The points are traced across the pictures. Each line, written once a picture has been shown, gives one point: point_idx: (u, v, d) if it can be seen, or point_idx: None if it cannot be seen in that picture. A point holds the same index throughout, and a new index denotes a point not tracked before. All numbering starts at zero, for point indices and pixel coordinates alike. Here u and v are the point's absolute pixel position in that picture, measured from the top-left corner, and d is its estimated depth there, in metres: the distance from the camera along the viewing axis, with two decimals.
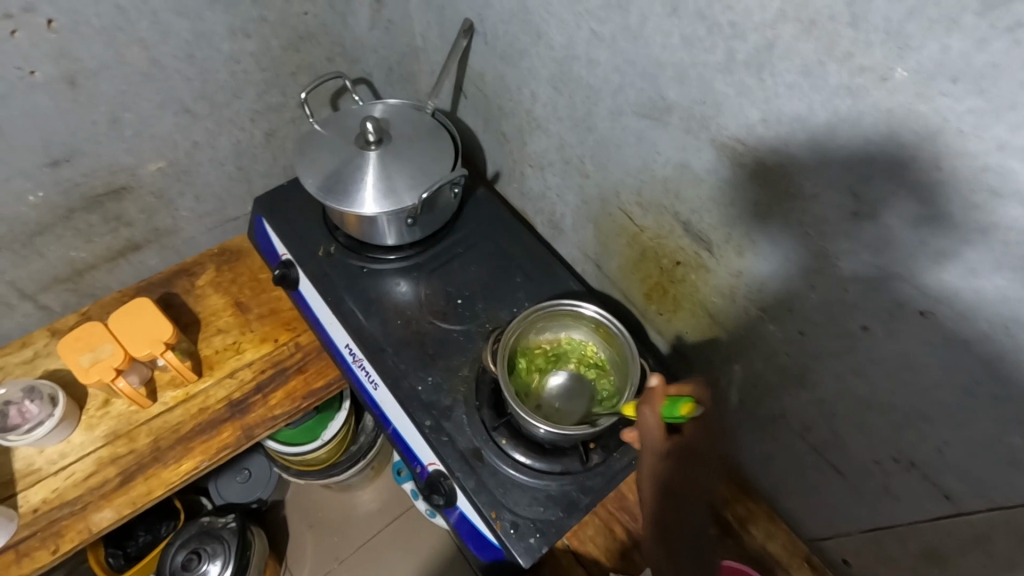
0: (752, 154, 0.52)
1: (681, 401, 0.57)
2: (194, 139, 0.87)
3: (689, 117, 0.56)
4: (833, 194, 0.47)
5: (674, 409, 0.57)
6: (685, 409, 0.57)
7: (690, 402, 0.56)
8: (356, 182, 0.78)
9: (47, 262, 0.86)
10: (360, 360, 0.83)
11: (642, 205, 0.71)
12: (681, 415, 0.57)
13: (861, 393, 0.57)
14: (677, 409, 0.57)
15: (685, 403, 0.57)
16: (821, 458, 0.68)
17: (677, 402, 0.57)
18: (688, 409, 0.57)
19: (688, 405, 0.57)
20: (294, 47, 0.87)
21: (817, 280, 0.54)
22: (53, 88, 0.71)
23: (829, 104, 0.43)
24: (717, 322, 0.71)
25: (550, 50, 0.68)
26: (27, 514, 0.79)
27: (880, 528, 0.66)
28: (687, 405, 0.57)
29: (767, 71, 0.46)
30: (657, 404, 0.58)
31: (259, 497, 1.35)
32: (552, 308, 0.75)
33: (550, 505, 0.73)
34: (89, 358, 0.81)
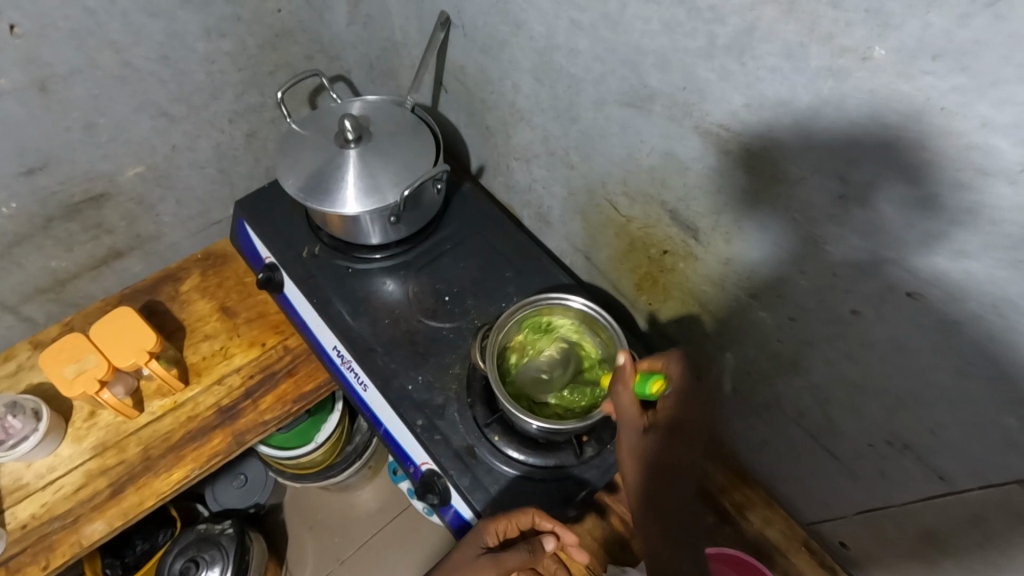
0: (737, 141, 0.51)
1: (652, 378, 0.63)
2: (172, 142, 0.85)
3: (672, 104, 0.55)
4: (820, 176, 0.46)
5: (645, 385, 0.63)
6: (657, 386, 0.63)
7: (660, 378, 0.62)
8: (338, 181, 0.77)
9: (27, 273, 0.85)
10: (350, 362, 0.83)
11: (628, 195, 0.70)
12: (651, 391, 0.62)
13: (853, 377, 0.57)
14: (647, 385, 0.63)
15: (655, 378, 0.62)
16: (817, 443, 0.68)
17: (649, 378, 0.63)
18: (658, 385, 0.62)
19: (658, 381, 0.62)
20: (271, 46, 0.85)
21: (807, 265, 0.53)
22: (24, 96, 0.69)
23: (811, 86, 0.42)
24: (708, 311, 0.70)
25: (531, 40, 0.67)
26: (16, 530, 0.78)
27: (876, 510, 0.66)
28: (658, 382, 0.62)
29: (748, 56, 0.45)
30: (629, 382, 0.63)
31: (256, 502, 1.35)
32: (541, 302, 0.75)
33: (546, 499, 0.73)
34: (72, 369, 0.79)
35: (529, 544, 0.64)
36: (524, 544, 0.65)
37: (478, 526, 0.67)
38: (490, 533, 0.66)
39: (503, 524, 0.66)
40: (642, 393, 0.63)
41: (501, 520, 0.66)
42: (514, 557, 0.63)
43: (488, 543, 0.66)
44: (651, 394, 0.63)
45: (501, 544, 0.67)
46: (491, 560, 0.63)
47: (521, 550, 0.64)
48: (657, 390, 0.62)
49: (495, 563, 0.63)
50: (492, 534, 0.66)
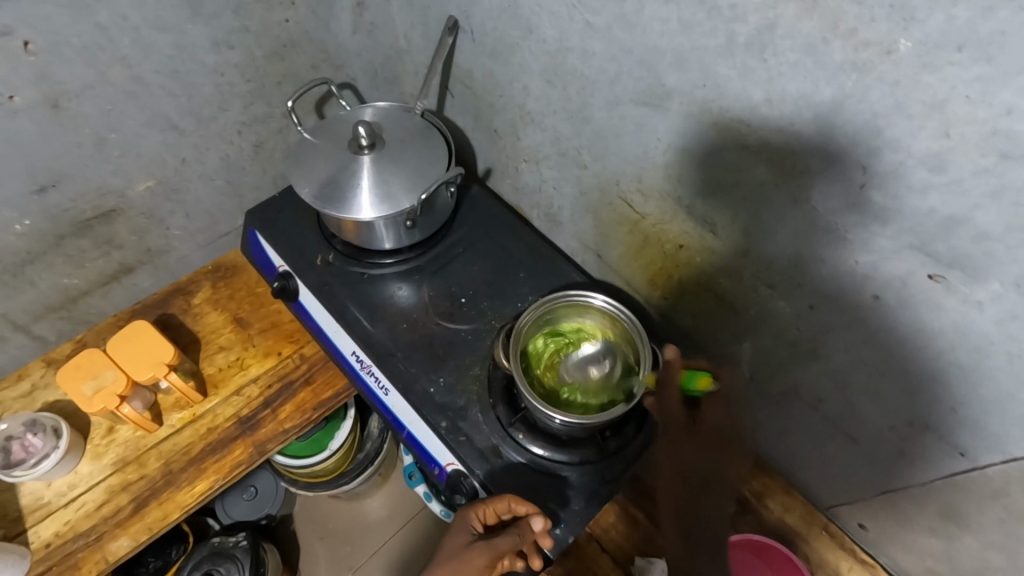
0: (756, 135, 0.53)
1: (698, 376, 0.71)
2: (182, 155, 0.85)
3: (689, 102, 0.56)
4: (841, 166, 0.48)
5: (693, 380, 0.71)
6: (702, 382, 0.71)
7: (707, 375, 0.71)
8: (353, 189, 0.78)
9: (38, 291, 0.84)
10: (370, 368, 0.83)
11: (643, 192, 0.71)
12: (697, 387, 0.71)
13: (873, 361, 0.58)
14: (695, 382, 0.71)
15: (702, 376, 0.71)
16: (836, 428, 0.69)
17: (696, 376, 0.71)
18: (704, 382, 0.71)
19: (705, 378, 0.71)
20: (278, 56, 0.86)
21: (826, 254, 0.55)
22: (36, 113, 0.69)
23: (833, 80, 0.44)
24: (724, 303, 0.72)
25: (543, 44, 0.68)
26: (39, 550, 0.77)
27: (895, 491, 0.68)
28: (703, 379, 0.71)
29: (769, 52, 0.47)
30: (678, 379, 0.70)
31: (268, 514, 1.34)
32: (562, 301, 0.76)
33: (571, 495, 0.74)
34: (91, 387, 0.79)
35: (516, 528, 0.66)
36: (512, 529, 0.67)
37: (461, 516, 0.69)
38: (473, 520, 0.68)
39: (485, 510, 0.68)
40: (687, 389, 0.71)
41: (481, 507, 0.68)
42: (503, 540, 0.65)
43: (475, 530, 0.68)
44: (697, 391, 0.71)
45: (487, 530, 0.69)
46: (479, 545, 0.65)
47: (509, 534, 0.66)
48: (705, 386, 0.70)
49: (488, 547, 0.65)
50: (476, 521, 0.68)
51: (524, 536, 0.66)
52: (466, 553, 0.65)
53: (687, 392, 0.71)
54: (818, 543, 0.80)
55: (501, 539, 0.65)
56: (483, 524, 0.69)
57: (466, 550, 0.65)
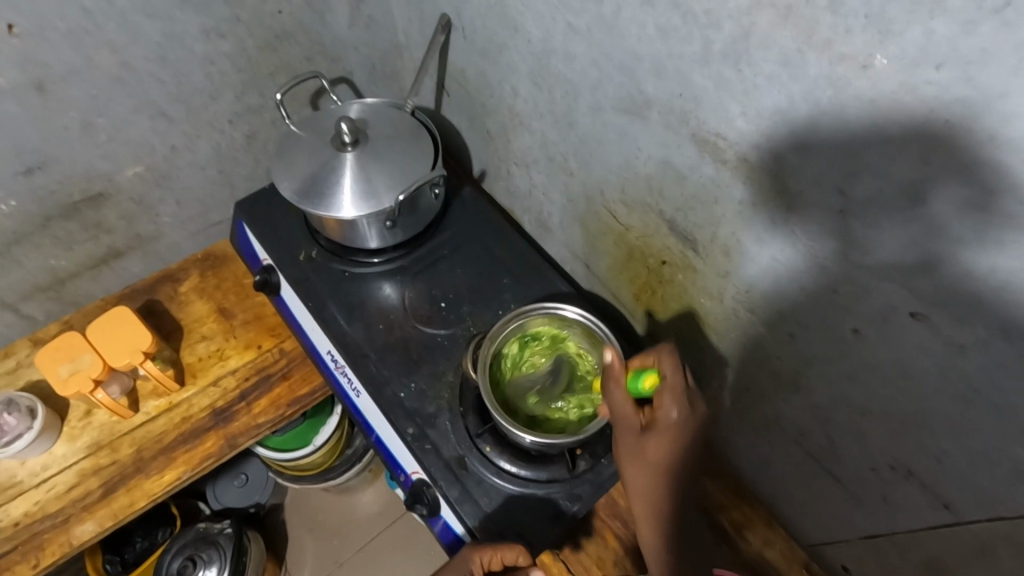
0: (735, 150, 0.49)
1: (645, 373, 0.58)
2: (172, 143, 0.85)
3: (668, 112, 0.53)
4: (818, 189, 0.44)
5: (638, 381, 0.58)
6: (650, 381, 0.57)
7: (653, 372, 0.57)
8: (333, 185, 0.76)
9: (26, 271, 0.85)
10: (343, 367, 0.82)
11: (626, 203, 0.68)
12: (644, 388, 0.57)
13: (855, 398, 0.54)
14: (641, 381, 0.58)
15: (649, 373, 0.57)
16: (818, 464, 0.65)
17: (642, 375, 0.58)
18: (650, 381, 0.57)
19: (651, 376, 0.57)
20: (270, 47, 0.85)
21: (807, 281, 0.51)
22: (21, 95, 0.69)
23: (810, 95, 0.40)
24: (706, 324, 0.68)
25: (529, 44, 0.66)
26: (8, 528, 0.78)
27: (879, 536, 0.64)
28: (652, 377, 0.57)
29: (745, 62, 0.43)
30: (621, 381, 0.59)
31: (257, 502, 1.34)
32: (536, 312, 0.73)
33: (535, 514, 0.72)
34: (67, 369, 0.79)
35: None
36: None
37: (462, 555, 0.65)
38: (474, 564, 0.64)
39: (489, 556, 0.65)
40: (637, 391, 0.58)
41: (487, 551, 0.64)
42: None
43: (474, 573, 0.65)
44: (645, 392, 0.58)
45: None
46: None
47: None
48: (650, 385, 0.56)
49: None
50: (478, 564, 0.64)
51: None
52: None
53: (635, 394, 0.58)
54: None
55: None
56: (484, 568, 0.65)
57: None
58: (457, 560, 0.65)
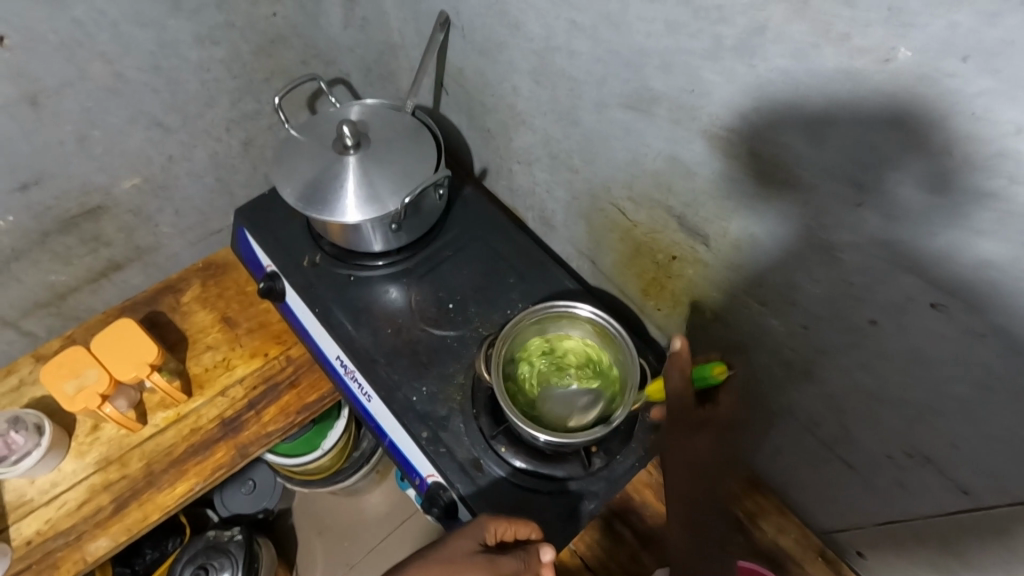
0: (746, 146, 0.49)
1: (713, 365, 0.64)
2: (169, 152, 0.84)
3: (677, 108, 0.53)
4: (834, 182, 0.44)
5: (705, 369, 0.63)
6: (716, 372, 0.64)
7: (722, 365, 0.63)
8: (336, 190, 0.75)
9: (25, 287, 0.84)
10: (353, 373, 0.81)
11: (633, 199, 0.68)
12: (712, 376, 0.63)
13: (870, 388, 0.54)
14: (709, 371, 0.63)
15: (717, 365, 0.64)
16: (832, 453, 0.66)
17: (710, 365, 0.64)
18: (719, 370, 0.63)
19: (720, 367, 0.63)
20: (265, 52, 0.84)
21: (820, 273, 0.51)
22: (14, 110, 0.68)
23: (826, 89, 0.40)
24: (715, 316, 0.68)
25: (530, 42, 0.65)
26: (21, 547, 0.77)
27: (895, 522, 0.64)
28: (717, 368, 0.64)
29: (758, 57, 0.43)
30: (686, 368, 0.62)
31: (265, 508, 1.34)
32: (547, 311, 0.73)
33: (552, 513, 0.71)
34: (73, 385, 0.79)
35: (526, 550, 0.60)
36: (520, 552, 0.60)
37: (479, 523, 0.64)
38: (489, 531, 0.62)
39: (504, 527, 0.63)
40: (701, 380, 0.64)
41: (502, 522, 0.63)
42: (505, 562, 0.58)
43: (486, 543, 0.62)
44: (710, 381, 0.63)
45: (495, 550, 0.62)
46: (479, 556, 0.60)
47: (516, 555, 0.59)
48: (720, 375, 0.62)
49: (487, 562, 0.58)
50: (490, 532, 0.62)
51: (529, 566, 0.58)
52: (467, 560, 0.60)
53: (699, 383, 0.64)
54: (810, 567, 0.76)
55: (505, 560, 0.58)
56: (496, 540, 0.63)
57: (466, 557, 0.60)
58: (472, 526, 0.64)
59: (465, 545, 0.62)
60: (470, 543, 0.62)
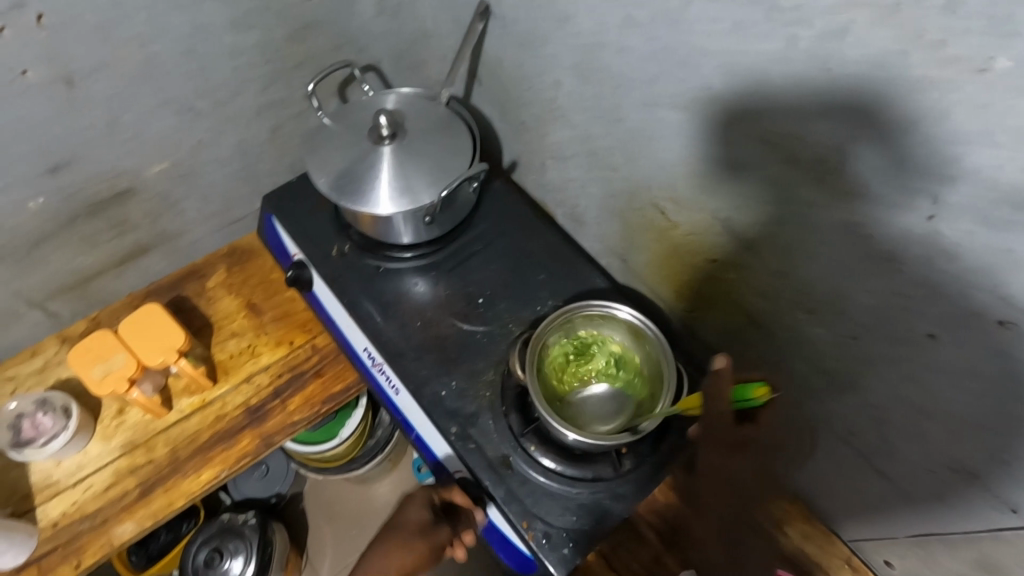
0: (809, 152, 0.47)
1: (755, 385, 0.61)
2: (198, 137, 0.83)
3: (735, 110, 0.52)
4: (907, 193, 0.42)
5: (747, 391, 0.61)
6: (758, 393, 0.61)
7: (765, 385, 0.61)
8: (371, 181, 0.74)
9: (52, 270, 0.83)
10: (381, 365, 0.81)
11: (676, 200, 0.67)
12: (755, 398, 0.61)
13: (919, 402, 0.53)
14: (750, 392, 0.61)
15: (760, 385, 0.61)
16: (867, 464, 0.65)
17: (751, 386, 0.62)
18: (761, 392, 0.61)
19: (762, 388, 0.61)
20: (299, 37, 0.82)
21: (877, 284, 0.50)
22: (48, 91, 0.66)
23: (909, 97, 0.39)
24: (755, 322, 0.67)
25: (577, 36, 0.64)
26: (47, 529, 0.78)
27: (930, 534, 0.64)
28: (758, 389, 0.61)
29: (834, 61, 0.42)
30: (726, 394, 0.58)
31: (278, 492, 1.35)
32: (586, 310, 0.73)
33: (581, 514, 0.71)
34: (100, 370, 0.78)
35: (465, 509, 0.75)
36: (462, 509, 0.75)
37: (433, 481, 0.80)
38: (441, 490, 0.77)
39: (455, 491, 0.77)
40: (741, 402, 0.62)
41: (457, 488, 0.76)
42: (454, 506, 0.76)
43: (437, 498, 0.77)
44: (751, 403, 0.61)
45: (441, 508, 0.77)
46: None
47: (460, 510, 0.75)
48: (763, 397, 0.60)
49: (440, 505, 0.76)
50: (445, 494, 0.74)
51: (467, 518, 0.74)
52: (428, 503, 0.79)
53: (740, 405, 0.61)
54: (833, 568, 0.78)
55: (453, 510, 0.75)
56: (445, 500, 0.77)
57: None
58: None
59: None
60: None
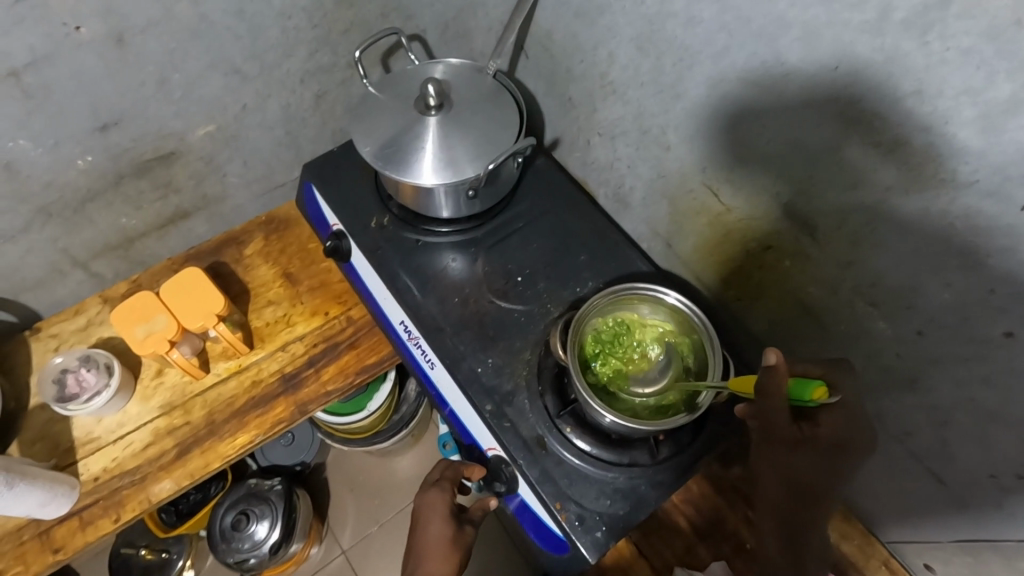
0: (892, 133, 0.44)
1: (814, 384, 0.52)
2: (243, 102, 0.82)
3: (811, 86, 0.49)
4: (1002, 180, 0.40)
5: (804, 391, 0.53)
6: (818, 394, 0.52)
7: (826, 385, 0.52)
8: (416, 152, 0.73)
9: (97, 229, 0.84)
10: (417, 339, 0.80)
11: (733, 182, 0.64)
12: (811, 399, 0.52)
13: (987, 403, 0.51)
14: (807, 391, 0.52)
15: (820, 384, 0.52)
16: (919, 465, 0.62)
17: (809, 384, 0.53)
18: (821, 394, 0.52)
19: (822, 389, 0.52)
20: (348, 1, 0.80)
21: (954, 277, 0.47)
22: (101, 48, 0.66)
23: (1017, 74, 0.36)
24: (809, 313, 0.65)
25: (639, 5, 0.61)
26: (88, 483, 0.79)
27: (981, 541, 0.61)
28: (820, 390, 0.52)
29: (932, 33, 0.39)
30: (784, 386, 0.54)
31: (302, 461, 1.36)
32: (631, 293, 0.71)
33: (616, 499, 0.70)
34: (143, 330, 0.79)
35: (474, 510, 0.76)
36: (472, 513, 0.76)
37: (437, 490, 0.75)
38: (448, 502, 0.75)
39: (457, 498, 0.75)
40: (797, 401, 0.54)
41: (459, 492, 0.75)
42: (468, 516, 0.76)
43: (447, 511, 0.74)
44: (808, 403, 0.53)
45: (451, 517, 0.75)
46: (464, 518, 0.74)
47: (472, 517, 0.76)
48: (821, 398, 0.51)
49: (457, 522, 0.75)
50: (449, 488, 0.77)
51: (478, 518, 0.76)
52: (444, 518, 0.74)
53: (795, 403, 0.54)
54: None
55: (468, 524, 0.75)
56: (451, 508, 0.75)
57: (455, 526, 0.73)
58: (432, 494, 0.75)
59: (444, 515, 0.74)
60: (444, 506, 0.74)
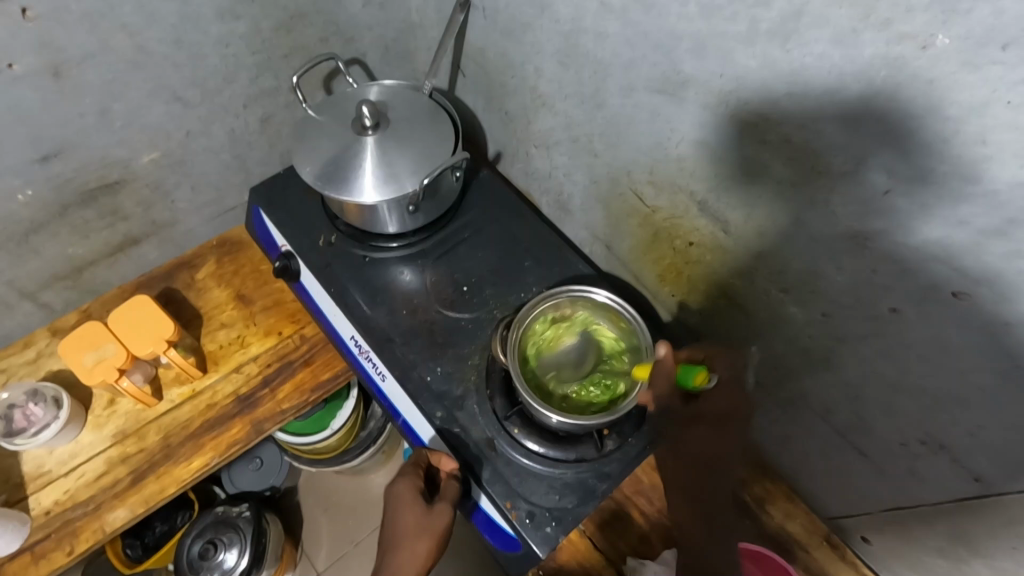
0: (776, 131, 0.49)
1: (694, 370, 0.63)
2: (187, 128, 0.84)
3: (706, 92, 0.53)
4: (868, 170, 0.44)
5: (687, 376, 0.64)
6: (698, 378, 0.63)
7: (702, 370, 0.63)
8: (355, 169, 0.75)
9: (43, 260, 0.84)
10: (368, 352, 0.82)
11: (654, 184, 0.68)
12: (694, 383, 0.63)
13: (888, 375, 0.55)
14: (690, 377, 0.63)
15: (698, 370, 0.63)
16: (843, 439, 0.66)
17: (691, 370, 0.64)
18: (700, 377, 0.63)
19: (700, 373, 0.63)
20: (286, 28, 0.83)
21: (845, 261, 0.51)
22: (37, 81, 0.67)
23: (863, 75, 0.40)
24: (733, 303, 0.69)
25: (556, 23, 0.65)
26: (40, 517, 0.79)
27: (904, 509, 0.65)
28: (699, 374, 0.63)
29: (794, 42, 0.43)
30: (671, 373, 0.65)
31: (272, 485, 1.35)
32: (564, 296, 0.74)
33: (565, 494, 0.72)
34: (92, 358, 0.79)
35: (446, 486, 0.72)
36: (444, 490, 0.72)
37: (401, 481, 0.73)
38: (408, 485, 0.72)
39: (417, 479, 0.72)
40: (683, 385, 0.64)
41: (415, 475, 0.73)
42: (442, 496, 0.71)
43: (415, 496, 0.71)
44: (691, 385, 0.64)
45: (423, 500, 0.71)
46: (437, 506, 0.71)
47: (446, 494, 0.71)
48: (698, 380, 0.62)
49: (426, 507, 0.71)
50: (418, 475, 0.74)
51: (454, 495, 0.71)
52: (414, 502, 0.71)
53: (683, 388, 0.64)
54: (830, 566, 0.76)
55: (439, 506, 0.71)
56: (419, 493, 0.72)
57: (428, 516, 0.70)
58: (399, 486, 0.73)
59: (415, 506, 0.70)
60: (414, 497, 0.71)
